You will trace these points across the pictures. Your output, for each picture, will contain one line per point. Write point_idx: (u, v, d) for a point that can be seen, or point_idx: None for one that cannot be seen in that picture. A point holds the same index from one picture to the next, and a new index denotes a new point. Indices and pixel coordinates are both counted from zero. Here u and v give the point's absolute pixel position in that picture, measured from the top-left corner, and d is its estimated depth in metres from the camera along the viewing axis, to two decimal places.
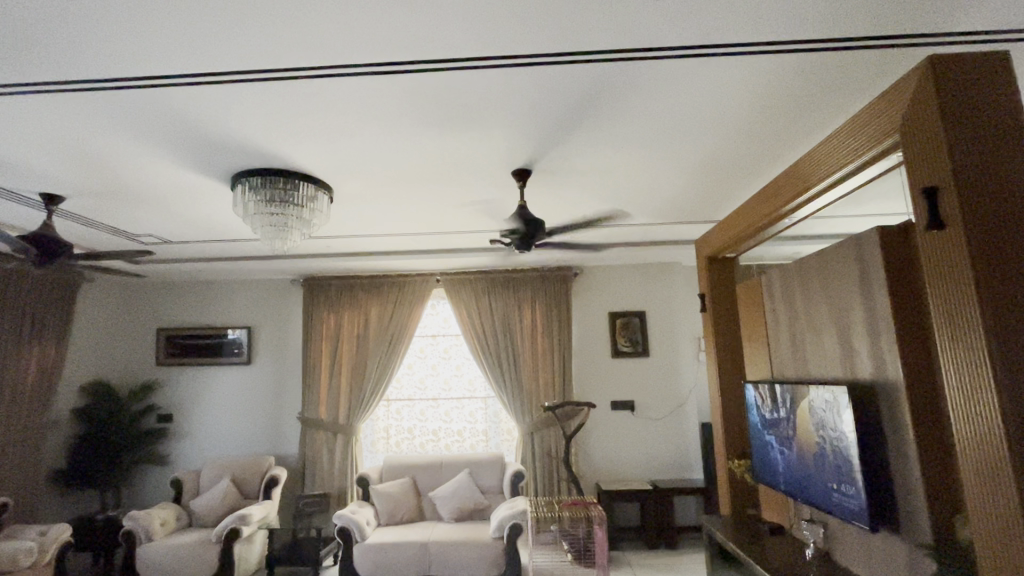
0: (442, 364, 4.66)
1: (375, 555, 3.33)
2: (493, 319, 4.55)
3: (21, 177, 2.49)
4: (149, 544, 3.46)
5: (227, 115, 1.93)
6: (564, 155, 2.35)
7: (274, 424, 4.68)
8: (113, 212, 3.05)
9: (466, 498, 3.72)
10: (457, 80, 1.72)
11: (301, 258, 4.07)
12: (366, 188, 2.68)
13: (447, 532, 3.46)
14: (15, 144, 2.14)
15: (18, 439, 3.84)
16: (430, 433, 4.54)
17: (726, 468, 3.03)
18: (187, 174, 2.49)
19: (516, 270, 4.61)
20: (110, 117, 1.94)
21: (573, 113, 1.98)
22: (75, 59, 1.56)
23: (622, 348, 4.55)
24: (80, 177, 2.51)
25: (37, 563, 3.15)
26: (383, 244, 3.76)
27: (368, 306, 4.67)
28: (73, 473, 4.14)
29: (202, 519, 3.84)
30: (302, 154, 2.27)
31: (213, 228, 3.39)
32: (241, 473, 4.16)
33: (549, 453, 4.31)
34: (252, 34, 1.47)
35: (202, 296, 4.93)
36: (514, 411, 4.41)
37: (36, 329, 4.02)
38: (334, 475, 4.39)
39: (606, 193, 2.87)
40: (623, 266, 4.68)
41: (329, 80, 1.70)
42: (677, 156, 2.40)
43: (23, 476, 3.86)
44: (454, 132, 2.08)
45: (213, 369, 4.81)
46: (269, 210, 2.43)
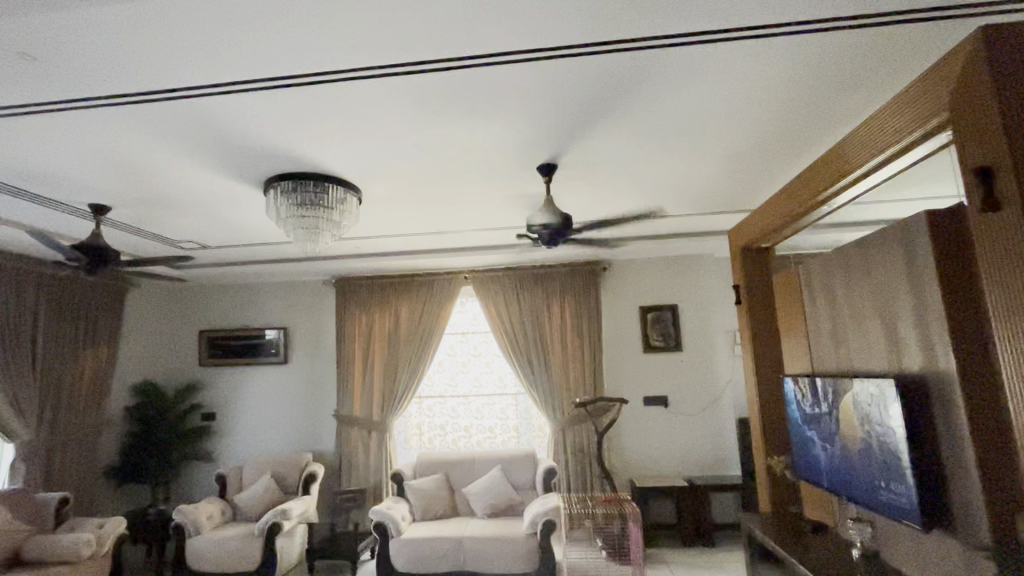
0: (472, 361, 4.69)
1: (411, 549, 3.38)
2: (522, 316, 4.55)
3: (73, 189, 2.63)
4: (197, 537, 3.61)
5: (257, 122, 1.98)
6: (589, 148, 2.32)
7: (311, 421, 4.81)
8: (156, 220, 3.19)
9: (499, 494, 3.74)
10: (479, 77, 1.72)
11: (333, 259, 4.16)
12: (393, 188, 2.71)
13: (480, 528, 3.48)
14: (64, 158, 2.26)
15: (75, 437, 4.08)
16: (462, 429, 4.58)
17: (765, 465, 2.94)
18: (222, 180, 2.58)
19: (544, 266, 4.59)
20: (149, 129, 2.02)
21: (598, 105, 1.95)
22: (115, 75, 1.64)
23: (655, 343, 4.47)
24: (124, 187, 2.63)
25: (96, 554, 3.33)
26: (411, 243, 3.80)
27: (399, 305, 4.74)
28: (126, 469, 4.37)
29: (245, 513, 3.98)
30: (330, 157, 2.32)
31: (248, 232, 3.50)
32: (281, 469, 4.30)
33: (581, 449, 4.28)
34: (278, 43, 1.50)
35: (240, 299, 5.09)
36: (545, 407, 4.39)
37: (89, 333, 4.25)
38: (369, 471, 4.48)
39: (634, 185, 2.83)
40: (654, 259, 4.59)
41: (353, 83, 1.73)
42: (707, 144, 2.34)
43: (81, 471, 4.10)
44: (478, 129, 2.09)
45: (252, 369, 4.97)
46: (301, 213, 2.50)
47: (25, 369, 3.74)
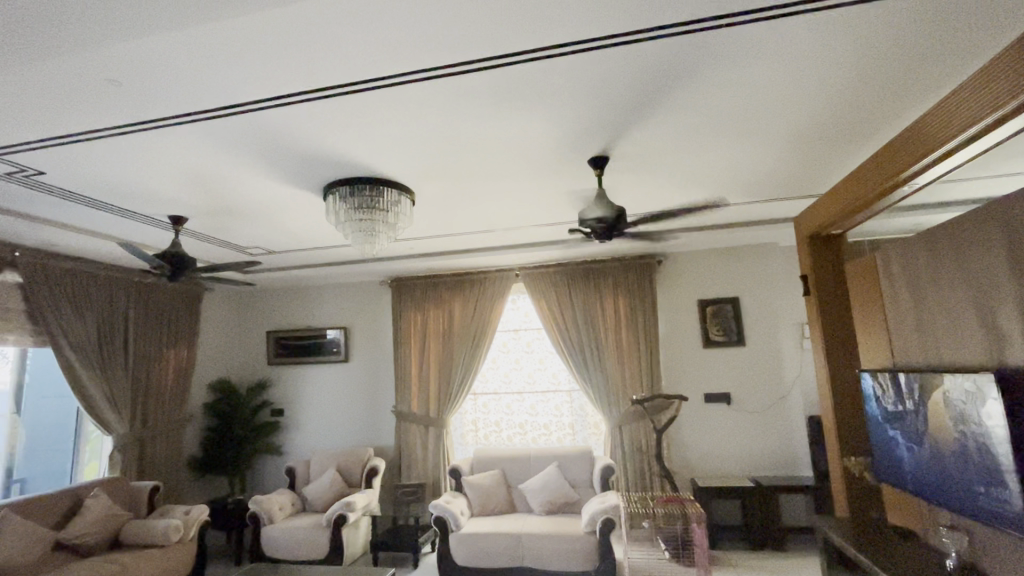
0: (525, 358, 4.69)
1: (470, 544, 3.43)
2: (575, 312, 4.50)
3: (154, 202, 2.85)
4: (271, 526, 3.84)
5: (317, 131, 2.06)
6: (643, 138, 2.25)
7: (372, 416, 4.98)
8: (227, 228, 3.40)
9: (556, 491, 3.72)
10: (531, 72, 1.71)
11: (388, 260, 4.28)
12: (446, 188, 2.75)
13: (538, 525, 3.48)
14: (146, 174, 2.46)
15: (163, 429, 4.44)
16: (517, 426, 4.59)
17: (841, 466, 2.76)
18: (285, 188, 2.71)
19: (595, 261, 4.52)
20: (220, 143, 2.16)
21: (652, 92, 1.89)
22: (189, 95, 1.75)
23: (714, 337, 4.30)
24: (198, 198, 2.82)
25: (184, 539, 3.61)
26: (463, 242, 3.84)
27: (452, 304, 4.81)
28: (207, 461, 4.71)
29: (314, 504, 4.18)
30: (385, 161, 2.38)
31: (309, 237, 3.66)
32: (345, 463, 4.48)
33: (639, 447, 4.19)
34: (335, 54, 1.55)
35: (303, 300, 5.34)
36: (600, 404, 4.33)
37: (171, 334, 4.61)
38: (428, 465, 4.59)
39: (690, 174, 2.72)
40: (711, 251, 4.42)
41: (407, 86, 1.76)
42: (770, 127, 2.22)
43: (167, 463, 4.46)
44: (530, 124, 2.07)
45: (316, 367, 5.20)
46: (359, 217, 2.59)
47: (119, 368, 4.10)
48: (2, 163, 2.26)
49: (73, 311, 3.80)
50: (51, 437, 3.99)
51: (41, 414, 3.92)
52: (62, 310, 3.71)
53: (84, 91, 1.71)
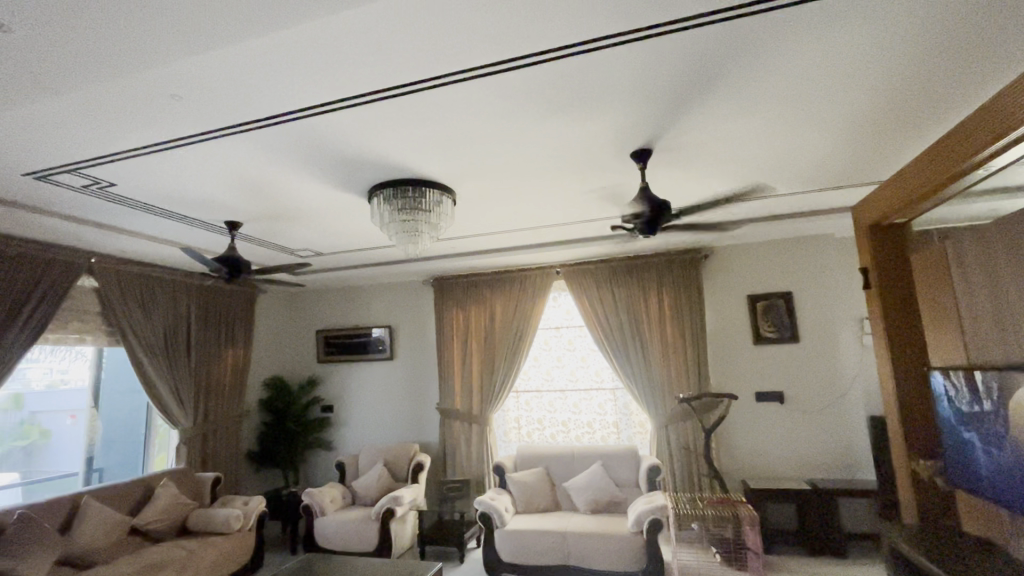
0: (568, 356, 4.66)
1: (515, 541, 3.45)
2: (618, 309, 4.43)
3: (212, 209, 3.00)
4: (323, 517, 3.99)
5: (362, 135, 2.12)
6: (688, 128, 2.19)
7: (416, 413, 5.08)
8: (278, 232, 3.54)
9: (601, 490, 3.68)
10: (572, 66, 1.69)
11: (430, 260, 4.35)
12: (486, 187, 2.76)
13: (583, 523, 3.45)
14: (205, 182, 2.59)
15: (222, 424, 4.69)
16: (560, 424, 4.57)
17: (909, 469, 2.61)
18: (332, 192, 2.79)
19: (638, 256, 4.44)
20: (272, 150, 2.25)
21: (699, 80, 1.82)
22: (244, 106, 1.84)
23: (765, 333, 4.13)
24: (252, 204, 2.95)
25: (244, 528, 3.80)
26: (503, 240, 3.85)
27: (493, 301, 4.84)
28: (264, 454, 4.94)
29: (362, 498, 4.31)
30: (427, 161, 2.42)
31: (354, 239, 3.76)
32: (392, 458, 4.60)
33: (686, 447, 4.09)
34: (380, 59, 1.58)
35: (350, 300, 5.51)
36: (645, 402, 4.25)
37: (228, 334, 4.87)
38: (472, 462, 4.64)
39: (738, 164, 2.62)
40: (761, 243, 4.25)
41: (449, 86, 1.77)
42: (824, 114, 2.11)
43: (226, 456, 4.71)
44: (571, 119, 2.05)
45: (363, 365, 5.35)
46: (402, 218, 2.64)
47: (183, 366, 4.36)
48: (79, 176, 2.44)
49: (142, 312, 4.07)
50: (124, 430, 4.29)
51: (115, 408, 4.21)
52: (132, 312, 3.98)
53: (149, 106, 1.82)
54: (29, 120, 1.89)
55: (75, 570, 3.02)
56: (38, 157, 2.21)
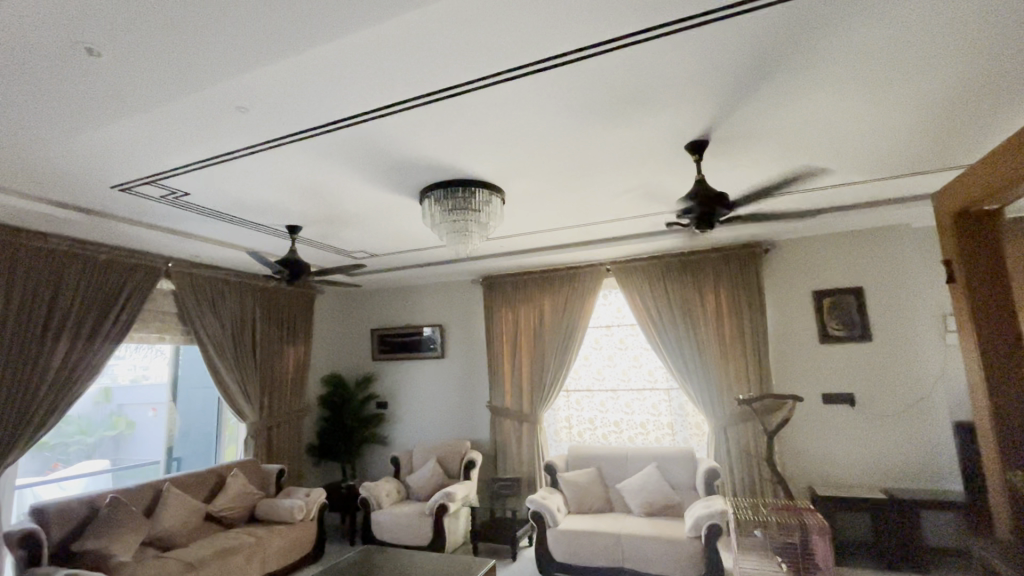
0: (619, 355, 4.58)
1: (568, 541, 3.43)
2: (671, 307, 4.30)
3: (275, 214, 3.16)
4: (380, 510, 4.13)
5: (414, 138, 2.16)
6: (747, 117, 2.09)
7: (467, 410, 5.15)
8: (335, 235, 3.68)
9: (656, 493, 3.59)
10: (625, 58, 1.65)
11: (479, 259, 4.39)
12: (535, 185, 2.75)
13: (638, 526, 3.38)
14: (268, 189, 2.73)
15: (285, 418, 4.94)
16: (613, 424, 4.49)
17: (1003, 481, 2.37)
18: (386, 195, 2.87)
19: (692, 252, 4.29)
20: (330, 156, 2.34)
21: (760, 66, 1.74)
22: (304, 115, 1.92)
23: (832, 331, 3.89)
24: (311, 208, 3.08)
25: (307, 518, 3.98)
26: (553, 238, 3.82)
27: (542, 300, 4.82)
28: (324, 448, 5.17)
29: (416, 492, 4.41)
30: (478, 161, 2.44)
31: (407, 240, 3.85)
32: (444, 455, 4.68)
33: (746, 450, 3.92)
34: (432, 62, 1.61)
35: (402, 299, 5.66)
36: (701, 403, 4.11)
37: (289, 332, 5.12)
38: (523, 460, 4.65)
39: (803, 153, 2.48)
40: (827, 236, 4.00)
41: (499, 85, 1.78)
42: (901, 95, 1.95)
43: (289, 449, 4.96)
44: (623, 113, 2.01)
45: (415, 363, 5.48)
46: (453, 219, 2.68)
47: (250, 363, 4.63)
48: (158, 188, 2.64)
49: (212, 313, 4.34)
50: (198, 423, 4.60)
51: (190, 402, 4.52)
52: (204, 312, 4.26)
53: (219, 118, 1.94)
54: (116, 137, 2.06)
55: (159, 551, 3.27)
56: (124, 171, 2.40)
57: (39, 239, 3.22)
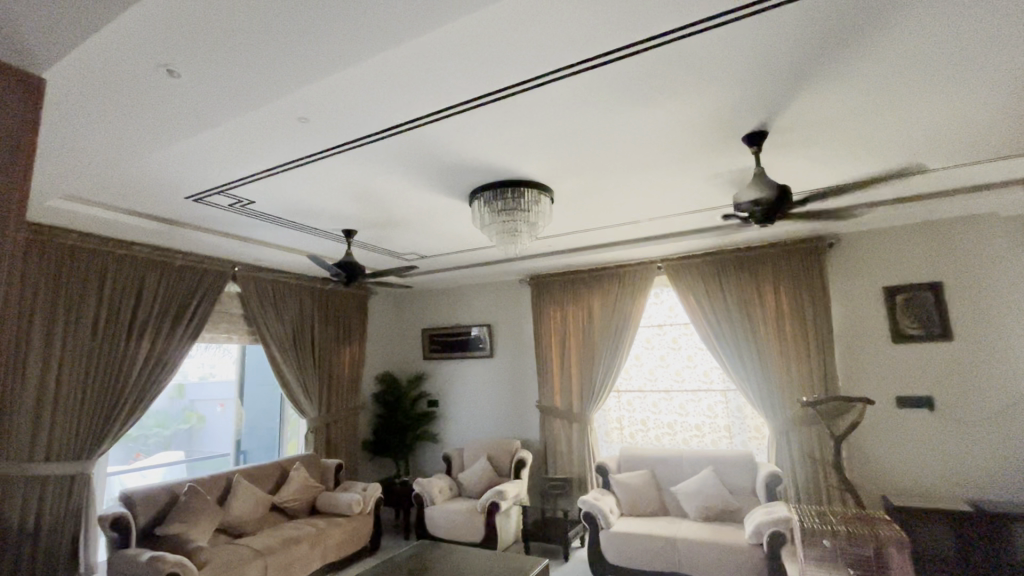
0: (672, 355, 4.47)
1: (621, 543, 3.38)
2: (727, 306, 4.16)
3: (333, 219, 3.30)
4: (433, 506, 4.23)
5: (466, 141, 2.20)
6: (811, 104, 1.98)
7: (516, 410, 5.17)
8: (388, 238, 3.79)
9: (713, 497, 3.48)
10: (678, 51, 1.61)
11: (527, 258, 4.41)
12: (586, 183, 2.73)
13: (694, 531, 3.29)
14: (327, 195, 2.86)
15: (342, 415, 5.14)
16: (666, 426, 4.39)
17: None
18: (437, 197, 2.93)
19: (749, 248, 4.13)
20: (385, 162, 2.42)
21: (825, 51, 1.65)
22: (362, 123, 2.00)
23: (907, 330, 3.64)
24: (367, 213, 3.19)
25: (364, 511, 4.12)
26: (602, 236, 3.78)
27: (591, 299, 4.77)
28: (378, 444, 5.35)
29: (468, 490, 4.48)
30: (528, 161, 2.45)
31: (457, 241, 3.91)
32: (494, 453, 4.73)
33: (811, 455, 3.73)
34: (484, 65, 1.63)
35: (452, 300, 5.76)
36: (760, 405, 3.95)
37: (345, 332, 5.33)
38: (573, 460, 4.62)
39: (875, 140, 2.32)
40: (899, 228, 3.74)
41: (548, 85, 1.78)
42: (988, 73, 1.80)
43: (346, 445, 5.16)
44: (675, 106, 1.96)
45: (465, 362, 5.56)
46: (503, 220, 2.70)
47: (309, 361, 4.85)
48: (227, 197, 2.82)
49: (275, 313, 4.58)
50: (263, 418, 4.87)
51: (256, 399, 4.79)
52: (267, 313, 4.50)
53: (284, 130, 2.05)
54: (191, 151, 2.22)
55: (231, 537, 3.49)
56: (198, 182, 2.58)
57: (124, 247, 3.51)
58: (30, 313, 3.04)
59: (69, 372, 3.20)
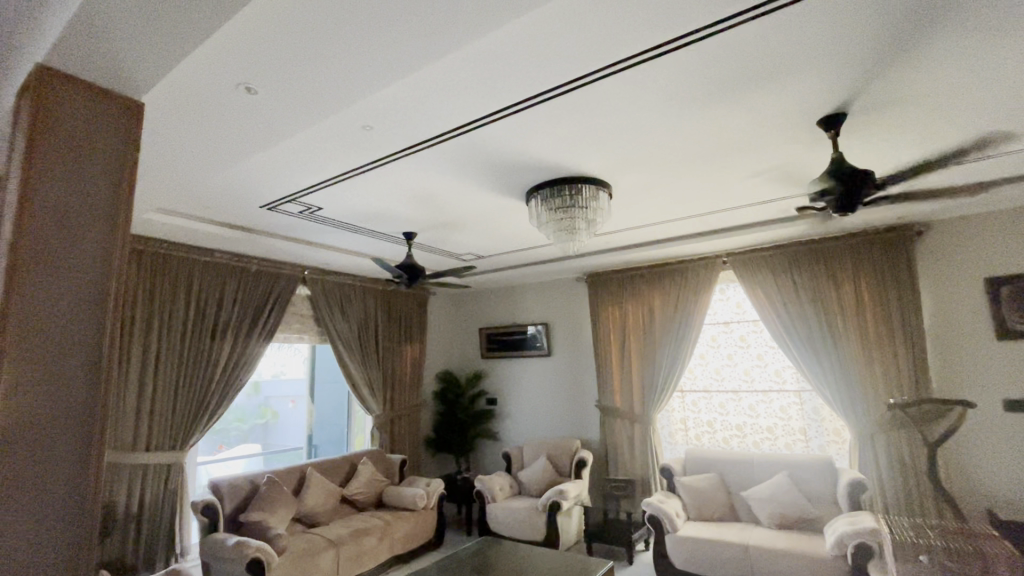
0: (739, 354, 4.27)
1: (689, 548, 3.27)
2: (800, 301, 3.92)
3: (395, 222, 3.41)
4: (494, 503, 4.27)
5: (523, 139, 2.20)
6: (898, 82, 1.82)
7: (575, 409, 5.13)
8: (447, 239, 3.87)
9: (788, 504, 3.29)
10: (744, 34, 1.53)
11: (585, 256, 4.36)
12: (646, 177, 2.66)
13: (767, 538, 3.13)
14: (389, 200, 2.96)
15: (404, 412, 5.31)
16: (735, 428, 4.21)
17: None
18: (495, 197, 2.95)
19: (824, 239, 3.86)
20: (444, 164, 2.46)
21: (915, 24, 1.51)
22: (422, 127, 2.05)
23: (1014, 326, 3.27)
24: (427, 215, 3.27)
25: (428, 506, 4.22)
26: (662, 231, 3.67)
27: (651, 296, 4.65)
28: (439, 441, 5.47)
29: (529, 488, 4.48)
30: (585, 157, 2.41)
31: (514, 240, 3.93)
32: (554, 452, 4.71)
33: (900, 462, 3.44)
34: (540, 62, 1.62)
35: (509, 299, 5.79)
36: (839, 407, 3.70)
37: (406, 332, 5.50)
38: (635, 461, 4.51)
39: (976, 117, 2.10)
40: (1004, 212, 3.36)
41: (606, 78, 1.75)
42: None
43: (408, 441, 5.32)
44: (742, 90, 1.86)
45: (522, 361, 5.58)
46: (560, 218, 2.68)
47: (373, 360, 5.04)
48: (297, 205, 2.99)
49: (342, 314, 4.80)
50: (332, 414, 5.11)
51: (325, 395, 5.03)
52: (335, 314, 4.72)
53: (349, 138, 2.14)
54: (266, 163, 2.37)
55: (306, 526, 3.69)
56: (272, 192, 2.75)
57: (208, 254, 3.79)
58: (131, 316, 3.35)
59: (164, 370, 3.51)
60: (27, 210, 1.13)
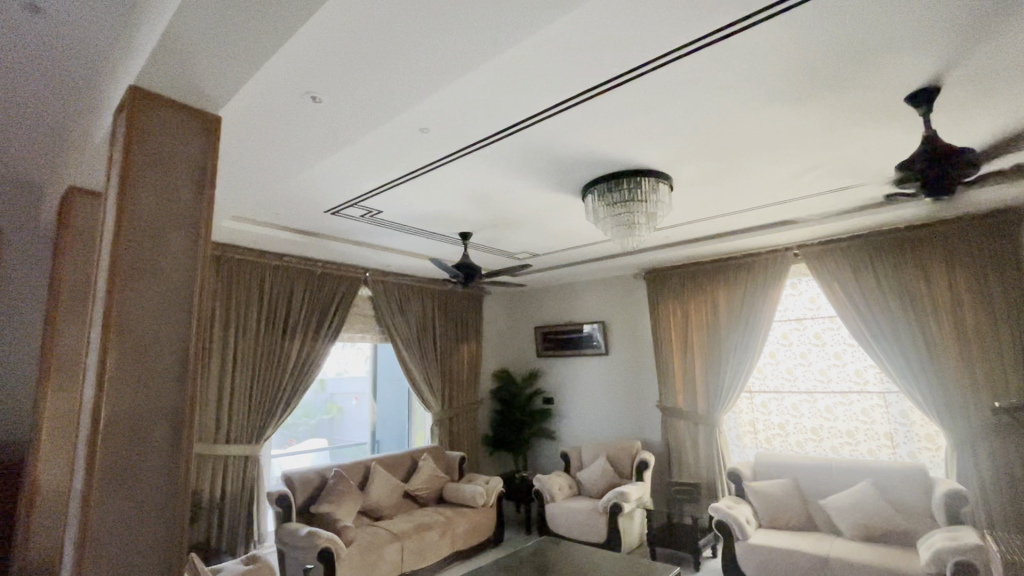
0: (814, 352, 4.00)
1: (761, 557, 3.10)
2: (884, 295, 3.61)
3: (452, 223, 3.45)
4: (553, 503, 4.24)
5: (580, 134, 2.16)
6: (1003, 48, 1.63)
7: (634, 409, 5.00)
8: (502, 238, 3.87)
9: (873, 514, 3.04)
10: (821, 7, 1.42)
11: (643, 252, 4.23)
12: (710, 166, 2.53)
13: (851, 550, 2.90)
14: (447, 201, 3.00)
15: (462, 410, 5.38)
16: (810, 431, 3.95)
17: None
18: (551, 195, 2.92)
19: (911, 227, 3.53)
20: (500, 163, 2.46)
21: None
22: (479, 126, 2.05)
23: None
24: (484, 215, 3.29)
25: (488, 504, 4.25)
26: (726, 223, 3.50)
27: (714, 292, 4.45)
28: (497, 440, 5.51)
29: (588, 489, 4.41)
30: (645, 149, 2.33)
31: (570, 238, 3.88)
32: (613, 453, 4.62)
33: (1007, 473, 3.09)
34: (596, 54, 1.58)
35: (564, 297, 5.73)
36: (931, 410, 3.38)
37: (462, 331, 5.57)
38: (700, 464, 4.34)
39: None
40: None
41: (667, 65, 1.67)
42: None
43: (466, 438, 5.39)
44: (817, 68, 1.73)
45: (579, 360, 5.51)
46: (618, 213, 2.61)
47: (431, 359, 5.14)
48: (359, 209, 3.09)
49: (401, 314, 4.93)
50: (393, 410, 5.29)
51: (386, 393, 5.22)
52: (394, 314, 4.85)
53: (408, 142, 2.18)
54: (331, 169, 2.47)
55: (372, 519, 3.82)
56: (336, 197, 2.86)
57: (278, 259, 4.01)
58: (212, 318, 3.61)
59: (242, 368, 3.75)
60: (123, 223, 1.22)
